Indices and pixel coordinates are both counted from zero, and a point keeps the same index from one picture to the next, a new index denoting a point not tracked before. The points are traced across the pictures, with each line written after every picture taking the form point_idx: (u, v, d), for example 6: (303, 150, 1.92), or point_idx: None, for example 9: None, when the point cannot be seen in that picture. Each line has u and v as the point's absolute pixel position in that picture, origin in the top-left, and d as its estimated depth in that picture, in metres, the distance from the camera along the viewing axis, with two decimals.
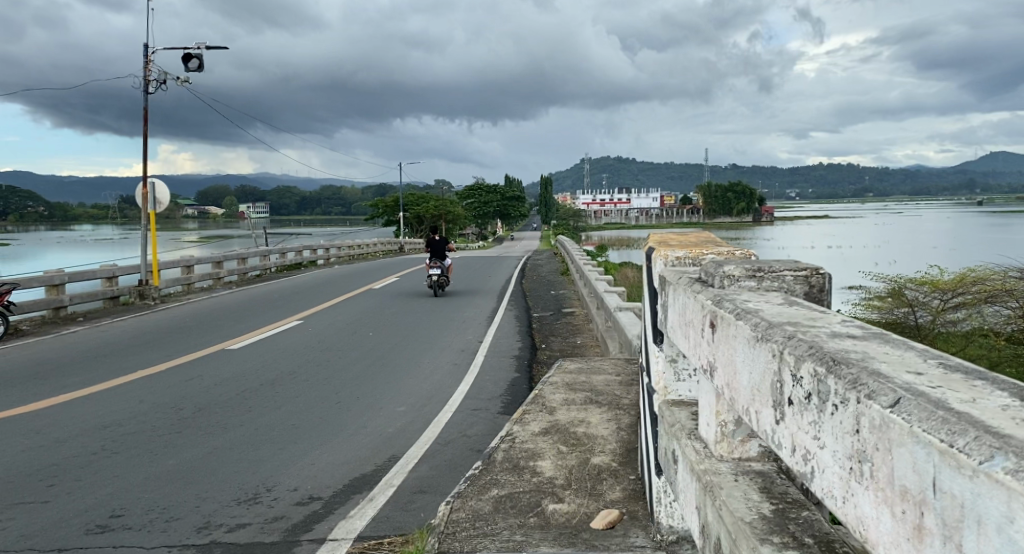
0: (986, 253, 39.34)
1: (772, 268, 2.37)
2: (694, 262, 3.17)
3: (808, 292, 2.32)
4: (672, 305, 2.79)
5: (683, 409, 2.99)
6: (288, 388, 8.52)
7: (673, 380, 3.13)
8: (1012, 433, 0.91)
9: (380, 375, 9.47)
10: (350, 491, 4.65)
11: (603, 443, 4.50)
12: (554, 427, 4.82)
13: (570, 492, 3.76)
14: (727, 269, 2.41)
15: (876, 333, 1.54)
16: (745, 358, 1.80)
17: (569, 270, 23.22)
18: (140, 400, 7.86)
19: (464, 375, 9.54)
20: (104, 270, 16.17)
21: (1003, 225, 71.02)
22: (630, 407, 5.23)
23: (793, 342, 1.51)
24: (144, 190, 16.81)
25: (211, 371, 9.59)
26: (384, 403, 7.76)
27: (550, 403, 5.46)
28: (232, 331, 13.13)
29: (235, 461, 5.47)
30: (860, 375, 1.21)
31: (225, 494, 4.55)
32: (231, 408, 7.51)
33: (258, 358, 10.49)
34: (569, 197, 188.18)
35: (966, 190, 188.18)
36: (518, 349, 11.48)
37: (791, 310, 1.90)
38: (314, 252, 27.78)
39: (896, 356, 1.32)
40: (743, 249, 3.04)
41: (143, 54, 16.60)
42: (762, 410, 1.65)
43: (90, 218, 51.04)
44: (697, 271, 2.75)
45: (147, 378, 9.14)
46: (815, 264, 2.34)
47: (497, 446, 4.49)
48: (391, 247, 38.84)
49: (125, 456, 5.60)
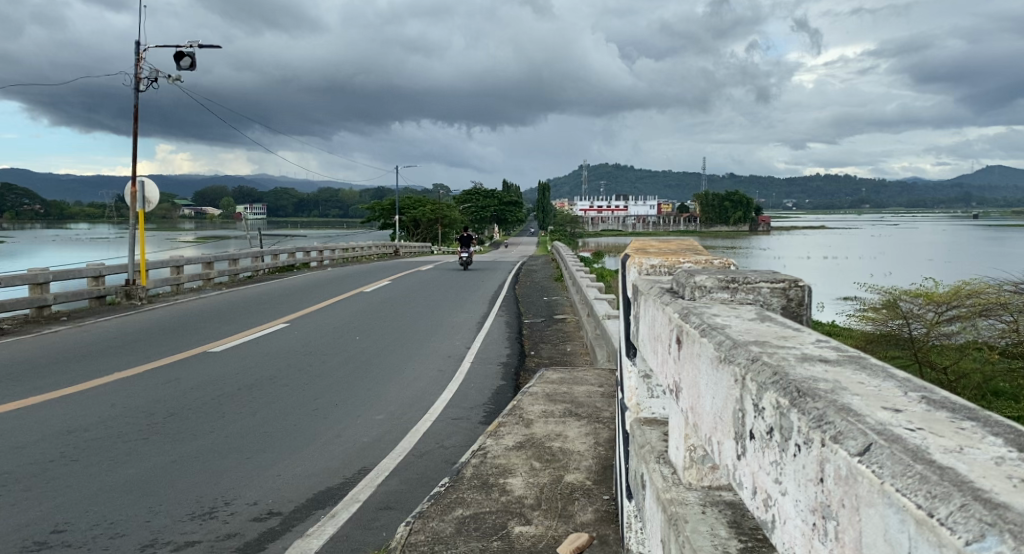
0: (980, 268, 39.12)
1: (748, 280, 2.17)
2: (669, 271, 2.96)
3: (786, 306, 2.12)
4: (643, 318, 2.56)
5: (655, 429, 2.78)
6: (266, 394, 8.30)
7: (646, 396, 2.92)
8: (1010, 502, 0.71)
9: (362, 380, 9.25)
10: (311, 508, 4.47)
11: (578, 459, 4.28)
12: (529, 441, 4.61)
13: (538, 513, 3.55)
14: (698, 280, 2.21)
15: (854, 356, 1.33)
16: (708, 382, 1.58)
17: (562, 277, 22.95)
18: (111, 404, 7.65)
19: (448, 382, 9.32)
20: (91, 269, 15.92)
21: (999, 238, 70.88)
22: (610, 421, 5.01)
23: (759, 365, 1.30)
24: (132, 189, 16.55)
25: (190, 374, 9.37)
26: (363, 411, 7.55)
27: (527, 415, 5.24)
28: (217, 333, 12.88)
29: (198, 471, 5.27)
30: (827, 410, 1.00)
31: (178, 509, 4.38)
32: (204, 413, 7.31)
33: (240, 361, 10.28)
34: (567, 204, 188.25)
35: (962, 203, 188.20)
36: (505, 356, 11.26)
37: (763, 327, 1.68)
38: (306, 254, 27.54)
39: (872, 388, 1.11)
40: (722, 258, 2.85)
41: (134, 51, 16.38)
42: (725, 441, 1.43)
43: (86, 218, 50.89)
44: (670, 281, 2.53)
45: (123, 380, 8.91)
46: (794, 276, 2.15)
47: (467, 461, 4.27)
48: (386, 250, 38.63)
49: (85, 464, 5.39)
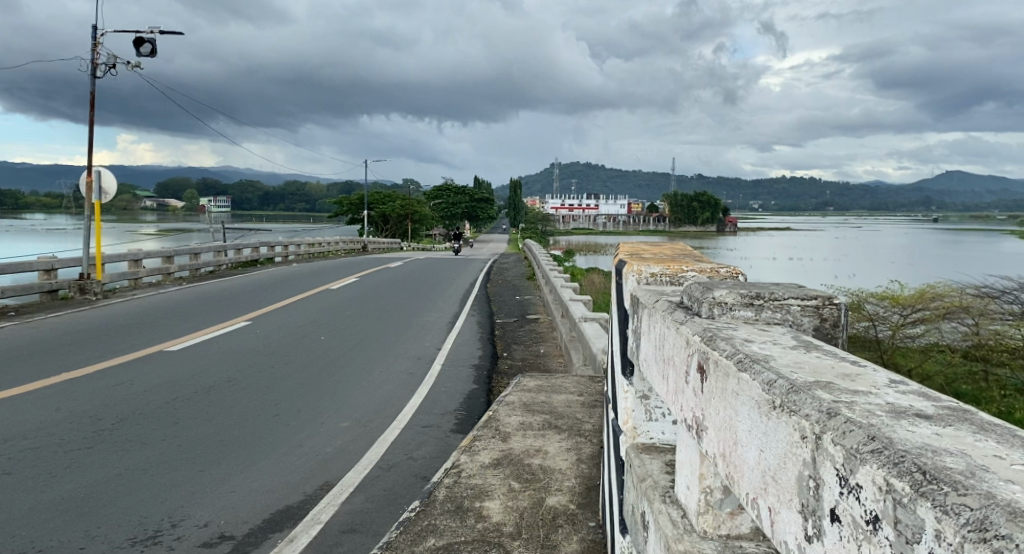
0: (945, 270, 39.40)
1: (775, 296, 1.86)
2: (671, 281, 2.66)
3: (818, 326, 1.83)
4: (648, 333, 2.23)
5: (655, 457, 2.48)
6: (224, 397, 7.87)
7: (643, 419, 2.61)
8: None
9: (327, 384, 8.83)
10: (266, 531, 4.13)
11: (560, 479, 3.96)
12: (507, 458, 4.27)
13: (519, 542, 3.23)
14: (716, 295, 1.90)
15: (960, 410, 1.04)
16: (754, 431, 1.27)
17: (534, 276, 22.53)
18: (56, 408, 7.14)
19: (418, 386, 8.94)
20: (42, 261, 15.13)
21: (956, 243, 71.55)
22: (592, 435, 4.70)
23: (841, 422, 0.99)
24: (88, 179, 15.78)
25: (145, 375, 8.85)
26: (328, 417, 7.17)
27: (503, 427, 4.91)
28: (174, 331, 12.26)
29: (145, 486, 4.86)
30: (992, 512, 0.72)
31: (117, 534, 4.01)
32: (157, 418, 6.85)
33: (197, 362, 9.77)
34: (537, 202, 188.23)
35: (923, 206, 188.20)
36: (477, 358, 10.90)
37: (814, 360, 1.37)
38: (271, 249, 26.75)
39: (1021, 468, 0.83)
40: (730, 266, 2.58)
41: (91, 36, 15.63)
42: (784, 511, 1.12)
43: (41, 209, 48.95)
44: (679, 294, 2.22)
45: (70, 382, 8.37)
46: (827, 292, 1.86)
47: (439, 482, 3.92)
48: (354, 247, 37.82)
49: (18, 478, 4.94)
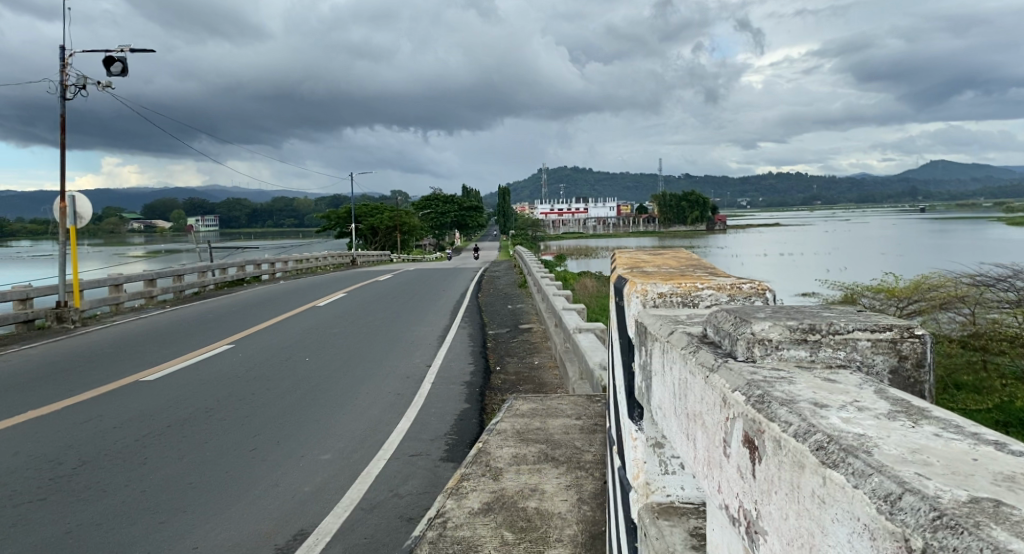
0: (936, 259, 39.37)
1: (838, 328, 1.39)
2: (684, 300, 2.18)
3: (897, 367, 1.37)
4: (668, 372, 1.71)
5: (676, 522, 1.99)
6: (199, 431, 7.33)
7: (658, 473, 2.14)
8: None
9: (310, 410, 8.29)
10: None
11: (560, 525, 3.47)
12: (498, 500, 3.78)
13: None
14: (757, 330, 1.43)
15: None
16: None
17: (526, 283, 22.11)
18: (14, 452, 6.58)
19: (407, 408, 8.45)
20: (17, 291, 14.49)
21: (943, 231, 71.43)
22: (593, 467, 4.23)
23: None
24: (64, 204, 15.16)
25: (117, 409, 8.31)
26: (308, 450, 6.64)
27: (494, 461, 4.41)
28: (154, 358, 11.70)
29: (95, 546, 4.33)
30: None
31: None
32: (123, 459, 6.32)
33: (173, 392, 9.21)
34: (527, 208, 188.32)
35: (910, 196, 188.06)
36: (468, 374, 10.40)
37: (938, 445, 0.90)
38: (259, 267, 26.07)
39: None
40: (755, 281, 2.12)
41: (60, 57, 15.10)
42: None
43: (27, 235, 48.00)
44: (700, 323, 1.71)
45: (35, 420, 7.80)
46: (903, 320, 1.40)
47: (421, 536, 3.41)
48: (344, 260, 37.23)
49: None
